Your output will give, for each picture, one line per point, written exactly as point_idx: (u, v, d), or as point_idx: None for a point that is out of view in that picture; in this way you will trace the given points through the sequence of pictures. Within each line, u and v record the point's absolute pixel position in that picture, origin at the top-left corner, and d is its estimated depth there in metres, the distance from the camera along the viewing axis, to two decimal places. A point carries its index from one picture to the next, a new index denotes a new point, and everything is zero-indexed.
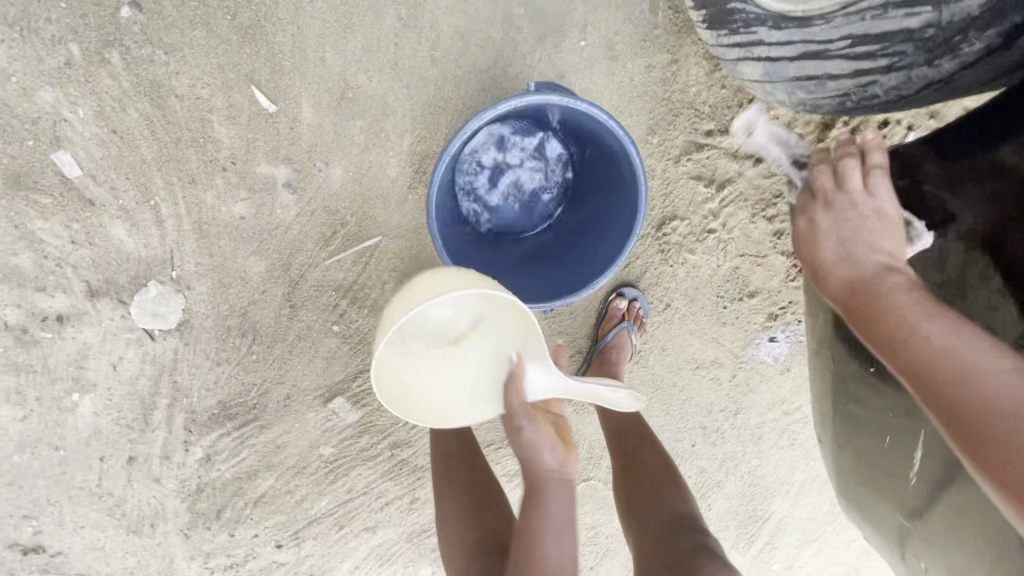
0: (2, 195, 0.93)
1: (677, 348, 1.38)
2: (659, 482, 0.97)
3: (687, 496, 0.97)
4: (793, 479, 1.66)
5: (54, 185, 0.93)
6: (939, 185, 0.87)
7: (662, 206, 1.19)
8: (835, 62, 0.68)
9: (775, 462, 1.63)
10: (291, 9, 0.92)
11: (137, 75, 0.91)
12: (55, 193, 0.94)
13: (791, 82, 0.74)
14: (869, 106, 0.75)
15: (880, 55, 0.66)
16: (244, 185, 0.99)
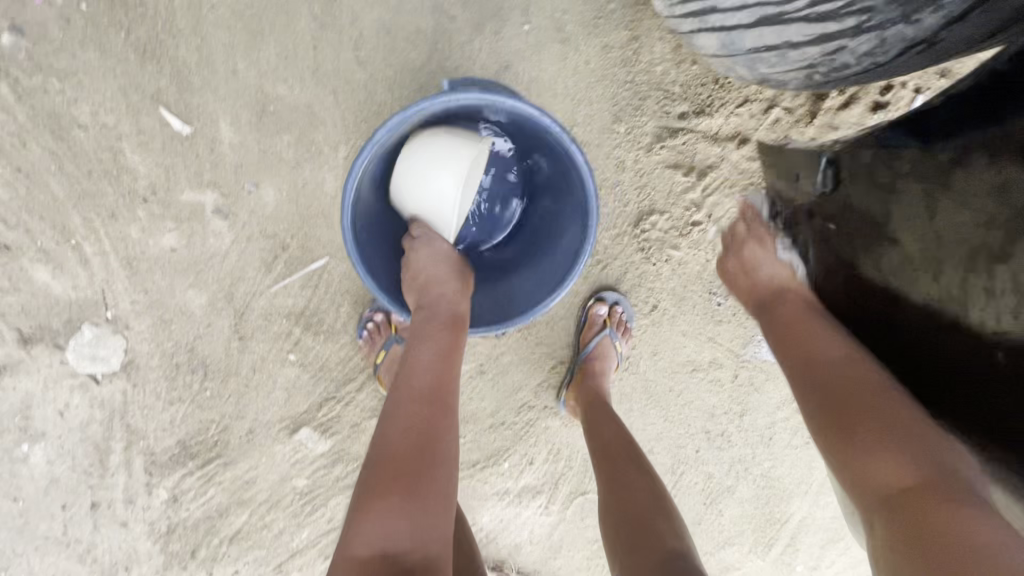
0: None
1: (670, 350, 1.27)
2: (649, 511, 0.87)
3: (680, 529, 0.86)
4: (812, 478, 1.53)
5: None
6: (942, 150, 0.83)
7: (637, 200, 1.07)
8: (794, 27, 0.56)
9: (790, 462, 1.51)
10: (192, 18, 0.83)
11: (36, 107, 0.84)
12: None
13: (750, 53, 0.63)
14: (843, 75, 0.63)
15: (847, 16, 0.53)
16: (170, 215, 0.91)
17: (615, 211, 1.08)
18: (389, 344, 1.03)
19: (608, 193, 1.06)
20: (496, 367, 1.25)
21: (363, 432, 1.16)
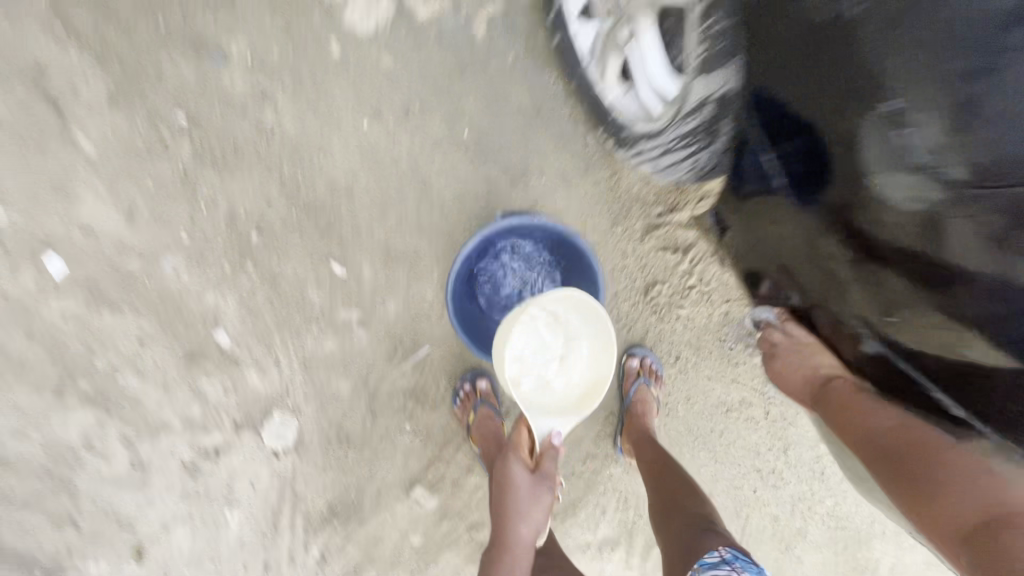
0: (180, 367, 1.36)
1: (701, 394, 1.54)
2: (680, 492, 1.19)
3: (704, 501, 1.18)
4: (880, 514, 1.61)
5: (212, 353, 1.37)
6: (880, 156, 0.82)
7: (642, 276, 1.47)
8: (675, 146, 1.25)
9: (852, 498, 1.61)
10: (347, 205, 1.35)
11: (262, 270, 1.35)
12: (213, 357, 1.37)
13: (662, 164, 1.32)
14: (708, 172, 1.28)
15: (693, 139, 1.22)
16: (331, 328, 1.39)
17: (629, 286, 1.47)
18: (478, 405, 1.40)
19: (619, 274, 1.47)
20: None
21: (462, 487, 1.47)
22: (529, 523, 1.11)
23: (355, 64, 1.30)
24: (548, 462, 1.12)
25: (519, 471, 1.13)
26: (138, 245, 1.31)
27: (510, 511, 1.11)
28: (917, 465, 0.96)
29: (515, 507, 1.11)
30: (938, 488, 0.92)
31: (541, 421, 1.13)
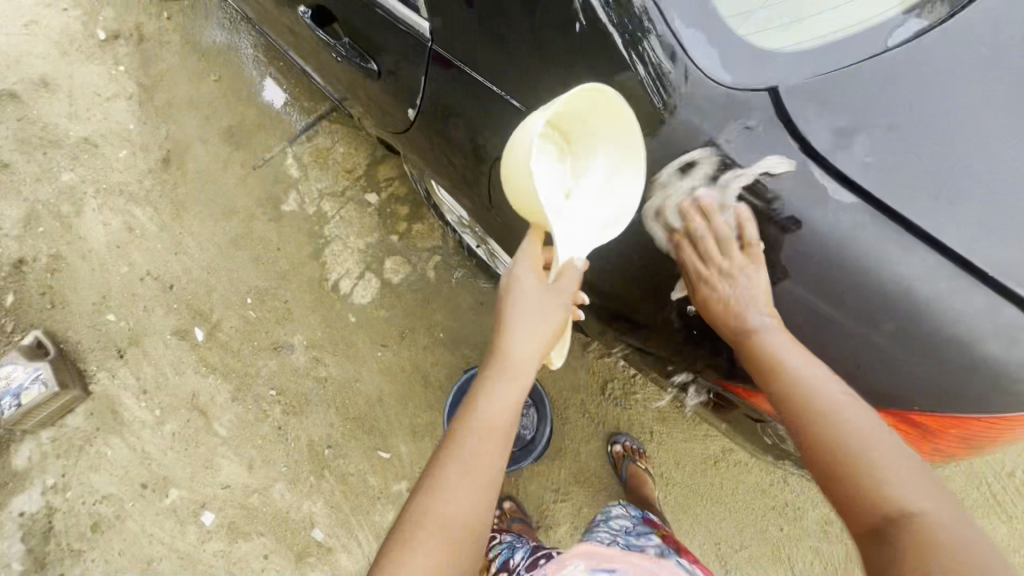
0: (297, 566, 1.92)
1: (687, 456, 1.84)
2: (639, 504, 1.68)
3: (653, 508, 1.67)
4: None
5: (315, 547, 1.93)
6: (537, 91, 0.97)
7: (595, 377, 1.90)
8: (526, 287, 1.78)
9: None
10: (380, 409, 2.02)
11: (336, 473, 1.97)
12: (316, 550, 1.93)
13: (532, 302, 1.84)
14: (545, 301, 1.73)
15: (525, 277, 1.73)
16: (390, 500, 1.96)
17: (591, 391, 1.89)
18: (512, 522, 1.72)
19: (578, 384, 1.90)
20: (586, 523, 1.83)
21: None
22: (528, 337, 0.85)
23: (366, 321, 2.10)
24: (569, 275, 0.89)
25: (530, 275, 0.90)
26: (257, 484, 1.97)
27: (509, 316, 0.87)
28: (846, 460, 0.79)
29: (517, 307, 0.87)
30: (854, 482, 0.77)
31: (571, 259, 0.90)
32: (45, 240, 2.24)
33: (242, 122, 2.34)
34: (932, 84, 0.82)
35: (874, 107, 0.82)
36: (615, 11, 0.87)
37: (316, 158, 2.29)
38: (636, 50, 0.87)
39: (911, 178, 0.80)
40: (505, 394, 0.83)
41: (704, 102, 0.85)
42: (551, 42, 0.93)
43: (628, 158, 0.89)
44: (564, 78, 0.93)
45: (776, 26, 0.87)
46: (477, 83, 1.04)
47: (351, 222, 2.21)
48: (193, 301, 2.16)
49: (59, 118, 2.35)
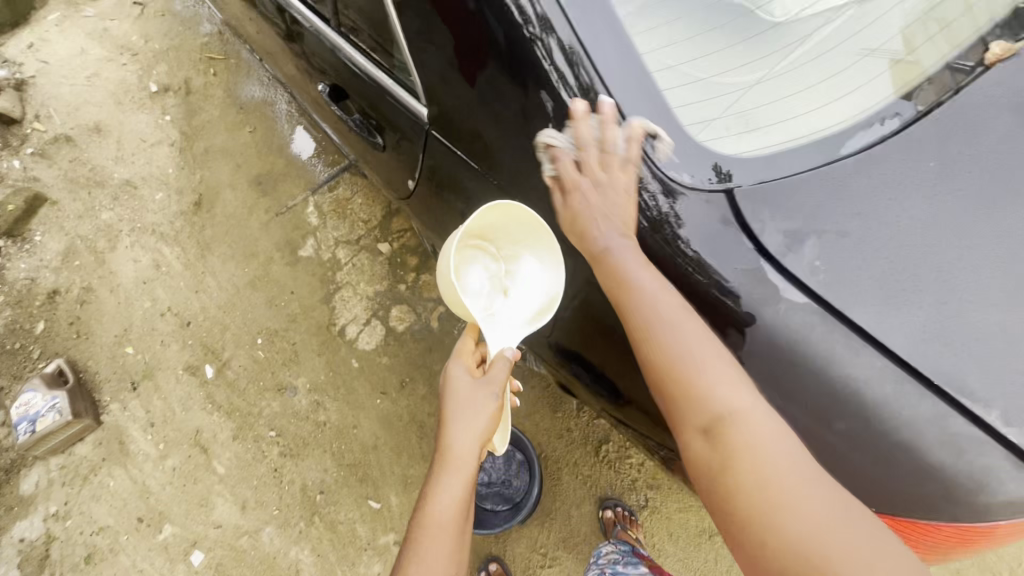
0: None
1: (681, 528, 1.79)
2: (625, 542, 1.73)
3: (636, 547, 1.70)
4: None
5: None
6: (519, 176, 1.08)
7: (590, 439, 1.89)
8: None
9: None
10: (374, 457, 2.03)
11: (326, 521, 1.97)
12: None
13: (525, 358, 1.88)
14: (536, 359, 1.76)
15: None
16: (376, 553, 1.94)
17: (584, 452, 1.88)
18: None
19: (572, 444, 1.89)
20: None
21: None
22: (465, 432, 0.95)
23: (368, 367, 2.15)
24: (497, 367, 1.00)
25: (463, 370, 1.02)
26: (248, 526, 1.98)
27: (448, 415, 0.98)
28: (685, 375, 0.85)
29: (454, 405, 0.98)
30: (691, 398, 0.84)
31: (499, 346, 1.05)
32: (79, 273, 2.39)
33: (270, 171, 2.50)
34: (881, 196, 0.89)
35: (824, 214, 0.88)
36: (583, 104, 0.92)
37: (336, 207, 2.42)
38: (603, 143, 0.92)
39: (861, 284, 0.86)
40: (451, 487, 0.91)
41: (668, 200, 0.92)
42: (531, 131, 1.00)
43: (547, 256, 1.05)
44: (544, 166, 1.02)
45: (735, 131, 0.94)
46: (466, 165, 1.16)
47: (363, 270, 2.30)
48: (207, 338, 2.25)
49: (106, 161, 2.55)
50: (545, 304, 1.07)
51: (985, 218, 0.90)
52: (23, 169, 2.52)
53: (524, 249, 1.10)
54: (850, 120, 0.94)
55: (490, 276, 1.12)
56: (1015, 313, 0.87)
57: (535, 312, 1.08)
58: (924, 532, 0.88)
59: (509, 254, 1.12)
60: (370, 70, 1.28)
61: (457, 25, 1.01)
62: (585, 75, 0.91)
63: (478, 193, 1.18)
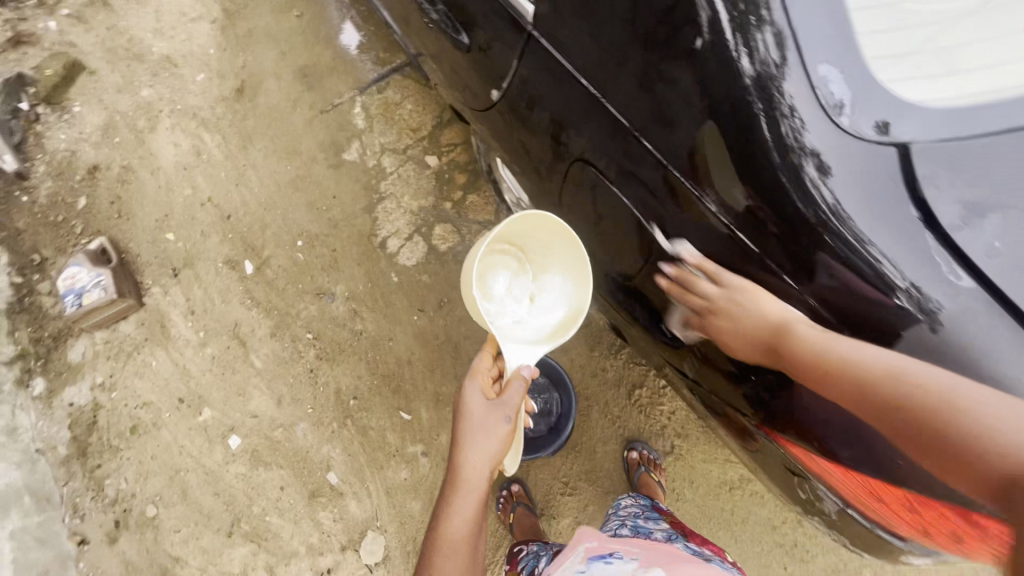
0: (308, 503, 2.03)
1: (702, 476, 1.82)
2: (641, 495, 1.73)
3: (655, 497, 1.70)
4: None
5: (328, 490, 2.03)
6: (629, 93, 0.98)
7: (625, 381, 1.88)
8: None
9: None
10: (408, 371, 2.06)
11: (357, 424, 2.04)
12: (328, 492, 2.03)
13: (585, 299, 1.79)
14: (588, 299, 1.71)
15: None
16: (403, 460, 2.02)
17: (616, 393, 1.88)
18: (515, 507, 1.80)
19: (605, 383, 1.88)
20: (589, 520, 1.85)
21: None
22: (478, 455, 1.02)
23: (407, 283, 2.12)
24: (512, 390, 1.08)
25: (478, 395, 1.10)
26: (283, 420, 2.06)
27: (463, 437, 1.05)
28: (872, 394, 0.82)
29: (469, 427, 1.05)
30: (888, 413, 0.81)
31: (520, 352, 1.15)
32: (119, 151, 2.32)
33: (317, 64, 2.33)
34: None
35: (985, 175, 0.80)
36: None
37: (384, 111, 2.28)
38: (746, 42, 0.84)
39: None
40: (465, 507, 1.00)
41: (810, 118, 0.82)
42: (656, 28, 0.92)
43: (568, 271, 1.22)
44: (668, 76, 0.92)
45: (900, 53, 0.82)
46: (567, 72, 1.06)
47: (408, 182, 2.21)
48: (247, 235, 2.22)
49: (145, 33, 2.39)
50: (566, 317, 1.20)
51: None
52: (60, 33, 2.38)
53: (558, 263, 1.24)
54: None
55: (514, 286, 1.27)
56: None
57: (559, 324, 1.20)
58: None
59: (546, 269, 1.28)
60: None
61: None
62: None
63: (573, 108, 1.08)
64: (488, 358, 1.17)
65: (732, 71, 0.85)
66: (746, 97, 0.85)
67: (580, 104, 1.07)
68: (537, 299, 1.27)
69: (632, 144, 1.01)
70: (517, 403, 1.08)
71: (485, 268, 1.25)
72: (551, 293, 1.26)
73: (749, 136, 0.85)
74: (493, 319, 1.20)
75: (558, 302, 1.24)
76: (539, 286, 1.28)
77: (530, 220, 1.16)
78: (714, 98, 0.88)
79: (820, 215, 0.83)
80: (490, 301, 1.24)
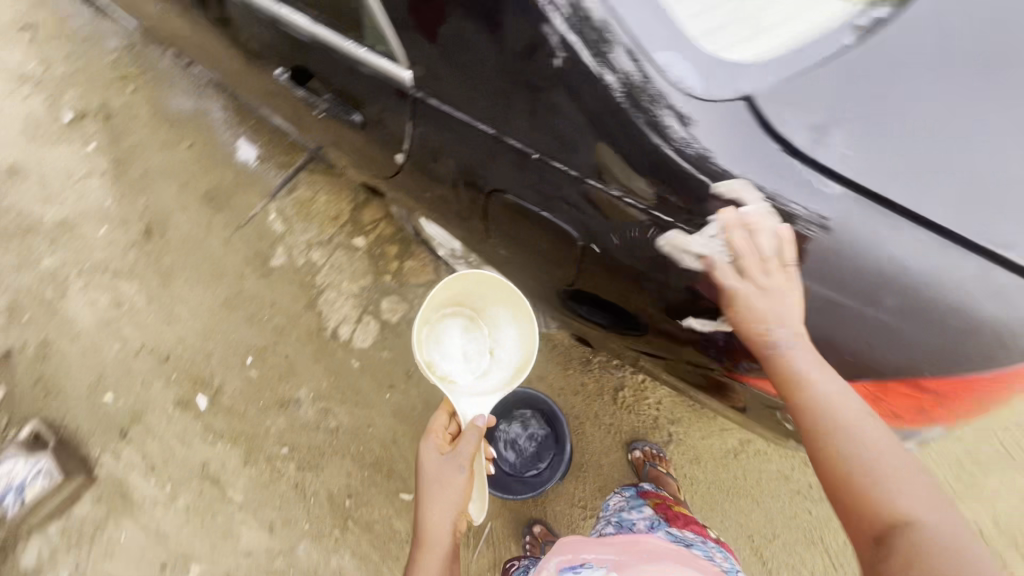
0: None
1: (707, 452, 1.86)
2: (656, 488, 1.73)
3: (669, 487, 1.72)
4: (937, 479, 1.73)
5: None
6: (520, 128, 1.02)
7: (606, 387, 1.92)
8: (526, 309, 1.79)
9: None
10: (396, 451, 2.00)
11: (361, 523, 1.95)
12: None
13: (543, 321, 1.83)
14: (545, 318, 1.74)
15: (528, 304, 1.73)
16: None
17: (602, 402, 1.91)
18: (545, 547, 1.75)
19: (589, 395, 1.91)
20: None
21: None
22: (440, 512, 1.12)
23: (369, 365, 2.10)
24: (466, 441, 1.16)
25: (432, 452, 1.19)
26: (281, 546, 1.94)
27: (425, 496, 1.14)
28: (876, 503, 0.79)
29: (428, 484, 1.15)
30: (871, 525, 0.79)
31: (474, 405, 1.24)
32: (31, 328, 2.20)
33: (221, 184, 2.35)
34: (918, 83, 0.87)
35: (821, 100, 0.89)
36: (576, 23, 0.90)
37: (299, 209, 2.31)
38: (607, 62, 0.90)
39: (885, 159, 0.86)
40: (429, 563, 1.09)
41: (676, 100, 0.90)
42: (529, 66, 0.95)
43: (514, 317, 1.32)
44: (552, 104, 0.96)
45: (715, 24, 0.94)
46: (452, 117, 1.11)
47: (342, 268, 2.22)
48: (192, 369, 2.13)
49: (33, 205, 2.33)
50: (518, 364, 1.28)
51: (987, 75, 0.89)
52: None
53: (505, 310, 1.34)
54: (841, 12, 0.94)
55: (472, 343, 1.38)
56: None
57: (513, 372, 1.28)
58: (977, 390, 0.89)
59: (497, 318, 1.38)
60: (337, 42, 1.24)
61: None
62: None
63: (473, 152, 1.13)
64: (443, 418, 1.27)
65: (603, 87, 0.91)
66: (621, 105, 0.91)
67: (480, 146, 1.11)
68: (497, 348, 1.36)
69: (542, 168, 1.04)
70: (471, 453, 1.16)
71: (437, 331, 1.36)
72: (506, 345, 1.35)
73: (637, 138, 0.91)
74: (455, 379, 1.30)
75: (511, 350, 1.33)
76: (494, 339, 1.38)
77: (461, 280, 1.31)
78: (594, 112, 0.93)
79: (711, 178, 0.90)
80: (446, 359, 1.34)
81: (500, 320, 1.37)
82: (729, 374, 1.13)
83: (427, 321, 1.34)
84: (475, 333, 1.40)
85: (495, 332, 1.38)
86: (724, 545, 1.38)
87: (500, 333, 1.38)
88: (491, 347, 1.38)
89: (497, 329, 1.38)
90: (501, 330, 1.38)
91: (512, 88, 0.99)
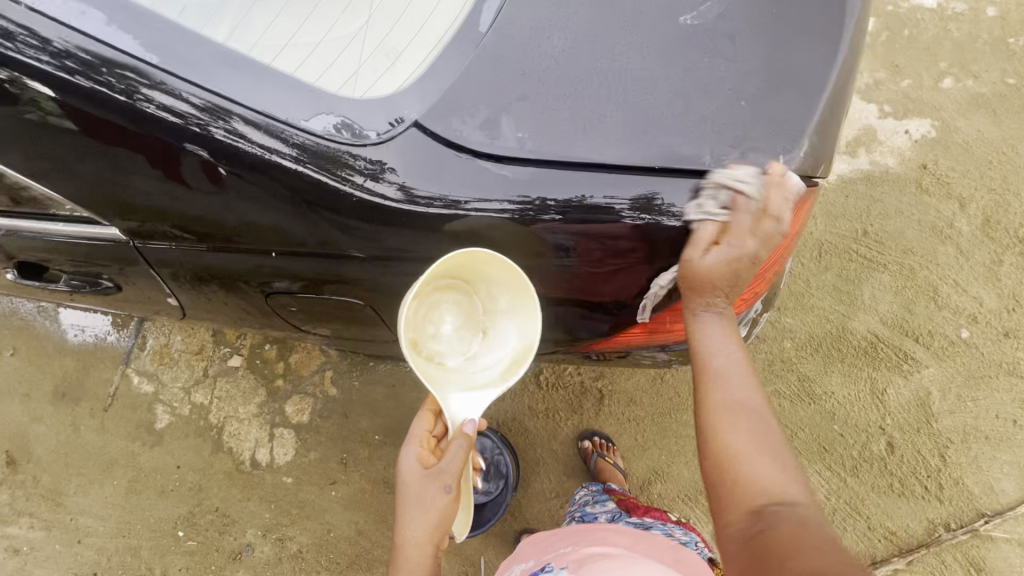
0: None
1: (638, 388, 1.93)
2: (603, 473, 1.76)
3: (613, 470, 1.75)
4: (827, 312, 1.87)
5: None
6: (284, 235, 1.07)
7: (527, 378, 1.93)
8: None
9: (800, 322, 1.86)
10: (367, 541, 1.95)
11: None
12: None
13: None
14: None
15: None
16: None
17: (529, 393, 1.93)
18: None
19: (515, 393, 1.92)
20: None
21: None
22: (421, 531, 1.00)
23: (303, 473, 2.01)
24: (452, 452, 0.99)
25: (414, 462, 1.04)
26: None
27: (404, 510, 1.02)
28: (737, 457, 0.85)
29: (408, 500, 1.01)
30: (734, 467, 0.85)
31: (468, 407, 1.03)
32: None
33: (67, 376, 2.13)
34: (576, 58, 0.97)
35: (496, 102, 0.96)
36: (305, 156, 0.96)
37: (161, 360, 2.14)
38: (339, 176, 0.96)
39: (579, 130, 0.94)
40: None
41: (413, 171, 0.95)
42: (277, 192, 1.00)
43: (517, 296, 1.00)
44: (307, 214, 1.02)
45: (348, 71, 1.00)
46: (228, 248, 1.13)
47: (232, 395, 2.09)
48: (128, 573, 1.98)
49: None
50: (516, 359, 1.02)
51: (628, 27, 0.99)
52: None
53: (513, 291, 0.99)
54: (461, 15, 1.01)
55: (465, 320, 1.06)
56: (692, 79, 0.97)
57: (508, 367, 1.02)
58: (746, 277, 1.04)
59: (502, 297, 1.04)
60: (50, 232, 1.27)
61: (136, 146, 1.01)
62: (289, 131, 0.96)
63: (261, 267, 1.15)
64: (429, 419, 1.09)
65: (343, 187, 0.97)
66: (363, 198, 0.97)
67: (267, 258, 1.13)
68: (495, 330, 1.06)
69: (327, 256, 1.08)
70: (456, 467, 0.99)
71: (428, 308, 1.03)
72: (505, 326, 1.05)
73: (387, 212, 0.97)
74: (443, 362, 1.04)
75: (511, 333, 1.04)
76: (492, 314, 1.06)
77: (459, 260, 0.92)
78: (348, 208, 0.98)
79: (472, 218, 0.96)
80: (439, 345, 1.04)
81: (500, 289, 1.02)
82: (574, 347, 1.22)
83: (414, 296, 0.97)
84: (465, 303, 1.06)
85: (492, 303, 1.05)
86: (687, 524, 1.41)
87: (502, 306, 1.05)
88: (486, 321, 1.07)
89: (495, 300, 1.05)
90: (496, 297, 1.04)
91: (279, 204, 1.02)
